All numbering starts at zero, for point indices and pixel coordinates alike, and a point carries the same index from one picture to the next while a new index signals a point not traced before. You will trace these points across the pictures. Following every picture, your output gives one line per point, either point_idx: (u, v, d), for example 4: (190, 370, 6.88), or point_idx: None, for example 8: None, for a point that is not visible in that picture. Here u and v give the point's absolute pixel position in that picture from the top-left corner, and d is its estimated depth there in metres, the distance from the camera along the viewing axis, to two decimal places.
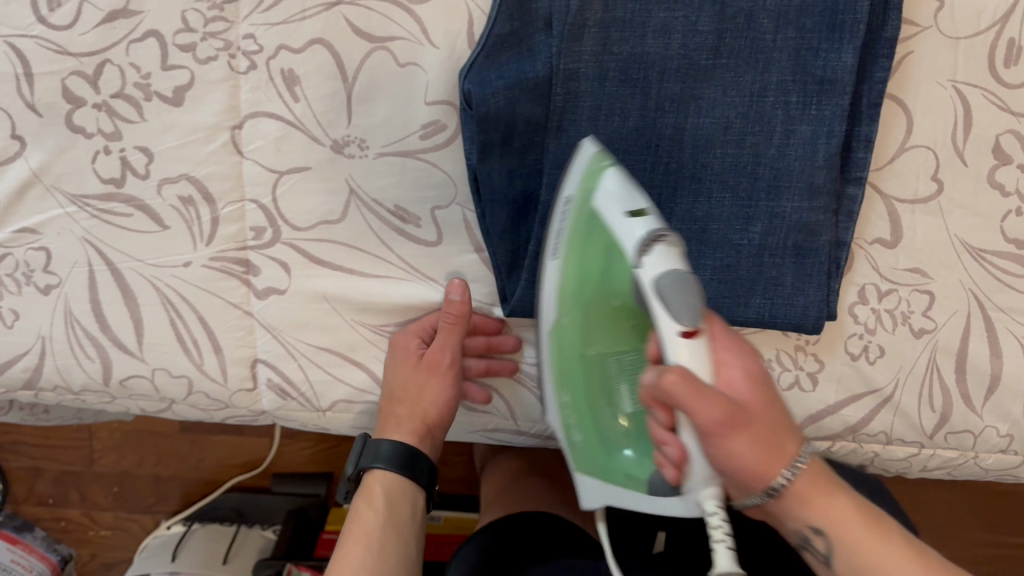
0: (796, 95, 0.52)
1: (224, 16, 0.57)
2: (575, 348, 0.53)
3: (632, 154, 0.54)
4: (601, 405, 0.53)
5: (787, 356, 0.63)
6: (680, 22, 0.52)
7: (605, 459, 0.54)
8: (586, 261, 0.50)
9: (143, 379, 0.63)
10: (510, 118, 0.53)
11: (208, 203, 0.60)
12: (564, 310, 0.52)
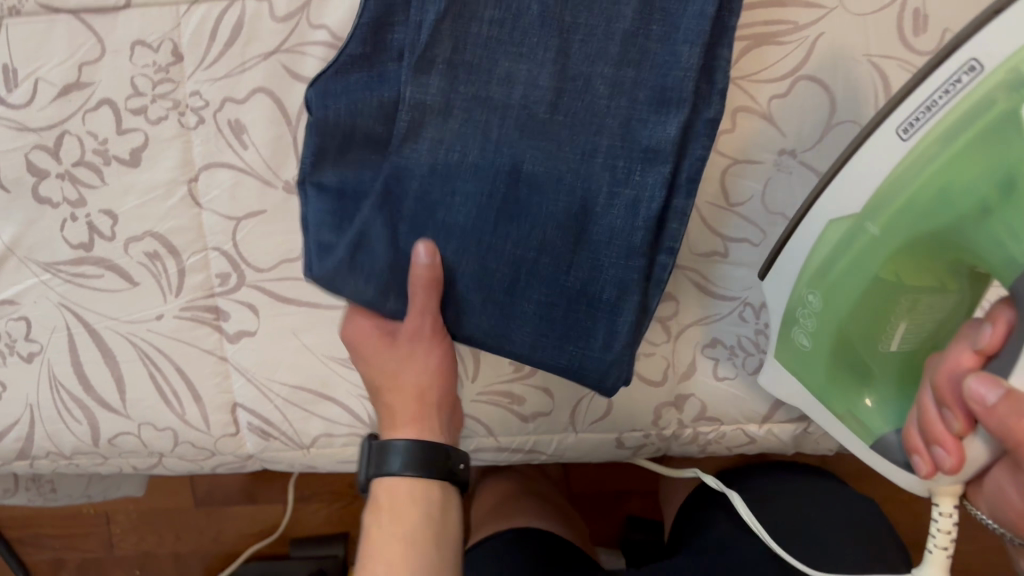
0: (623, 160, 0.53)
1: (170, 77, 0.60)
2: (844, 265, 0.51)
3: (469, 181, 0.54)
4: (856, 328, 0.53)
5: (749, 342, 0.65)
6: (522, 74, 0.52)
7: (827, 369, 0.57)
8: (939, 188, 0.45)
9: (131, 436, 0.66)
10: (349, 127, 0.55)
11: (173, 256, 0.62)
12: (882, 224, 0.48)
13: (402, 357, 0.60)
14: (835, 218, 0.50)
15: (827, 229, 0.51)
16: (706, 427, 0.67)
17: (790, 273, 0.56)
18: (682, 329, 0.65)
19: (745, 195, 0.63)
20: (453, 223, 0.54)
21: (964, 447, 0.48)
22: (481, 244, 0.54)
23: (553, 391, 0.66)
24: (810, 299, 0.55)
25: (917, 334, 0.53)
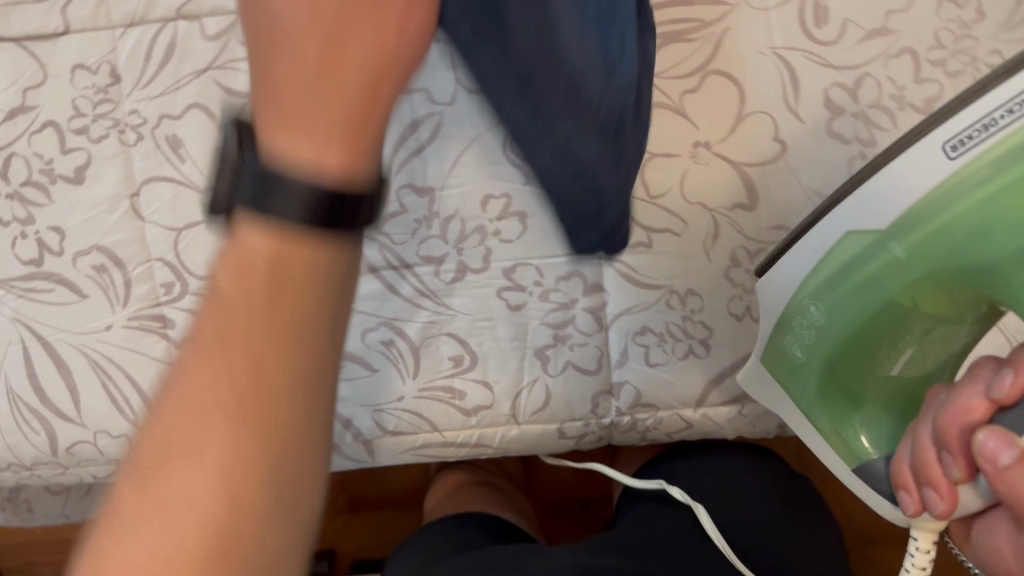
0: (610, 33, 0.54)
1: (110, 98, 0.64)
2: (855, 280, 0.49)
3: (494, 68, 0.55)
4: (862, 348, 0.51)
5: (677, 328, 0.67)
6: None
7: (820, 377, 0.55)
8: (964, 227, 0.41)
9: (86, 445, 0.67)
10: None
11: (120, 267, 0.65)
12: (904, 247, 0.45)
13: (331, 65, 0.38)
14: (855, 230, 0.47)
15: (844, 240, 0.48)
16: (644, 413, 0.69)
17: (795, 276, 0.53)
18: (612, 318, 0.67)
19: (662, 186, 0.65)
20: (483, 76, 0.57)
21: (958, 491, 0.43)
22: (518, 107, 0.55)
23: (491, 383, 0.68)
24: (812, 310, 0.52)
25: (920, 364, 0.50)
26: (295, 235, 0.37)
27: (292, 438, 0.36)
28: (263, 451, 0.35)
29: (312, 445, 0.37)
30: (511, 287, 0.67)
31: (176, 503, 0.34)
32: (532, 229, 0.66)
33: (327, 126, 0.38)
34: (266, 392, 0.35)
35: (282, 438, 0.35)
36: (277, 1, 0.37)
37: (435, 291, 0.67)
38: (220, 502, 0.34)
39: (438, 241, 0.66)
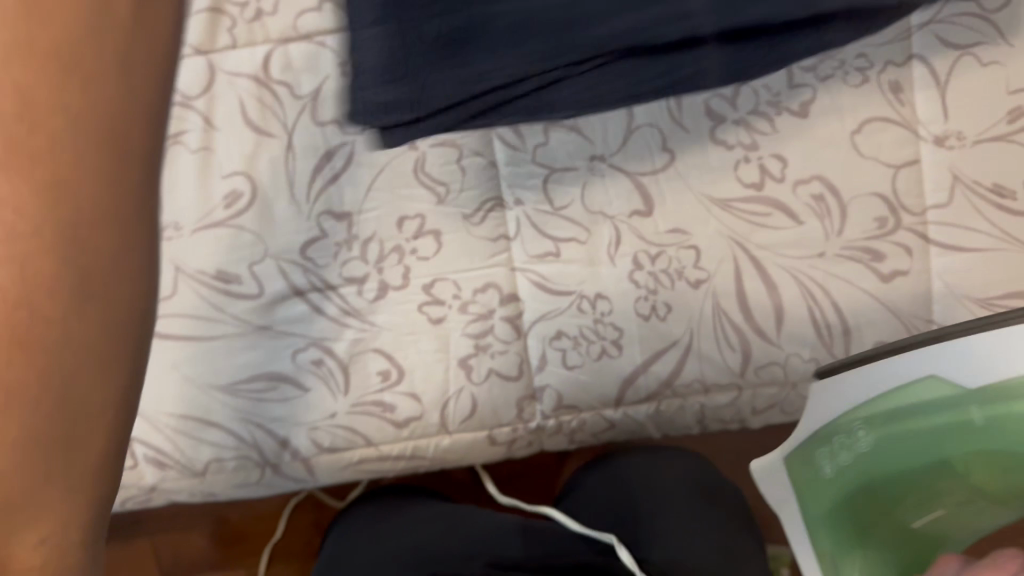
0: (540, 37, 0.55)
1: None
2: (934, 422, 0.45)
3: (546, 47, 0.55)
4: (904, 490, 0.48)
5: (590, 331, 0.71)
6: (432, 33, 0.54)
7: (834, 503, 0.50)
8: (1003, 430, 0.43)
9: None
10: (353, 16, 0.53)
11: None
12: (986, 418, 0.44)
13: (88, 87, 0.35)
14: (939, 375, 0.44)
15: (923, 380, 0.44)
16: (567, 415, 0.73)
17: (853, 396, 0.46)
18: (528, 326, 0.71)
19: (567, 199, 0.70)
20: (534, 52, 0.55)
21: None
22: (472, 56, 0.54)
23: (420, 395, 0.72)
24: (859, 434, 0.47)
25: (945, 514, 0.48)
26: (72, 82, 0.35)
27: (88, 147, 0.35)
28: (52, 165, 0.34)
29: (139, 139, 0.37)
30: (431, 301, 0.71)
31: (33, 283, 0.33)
32: (447, 245, 0.71)
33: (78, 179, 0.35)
34: (47, 117, 0.34)
35: (105, 139, 0.35)
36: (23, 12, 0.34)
37: (360, 309, 0.71)
38: (40, 242, 0.33)
39: (359, 262, 0.70)
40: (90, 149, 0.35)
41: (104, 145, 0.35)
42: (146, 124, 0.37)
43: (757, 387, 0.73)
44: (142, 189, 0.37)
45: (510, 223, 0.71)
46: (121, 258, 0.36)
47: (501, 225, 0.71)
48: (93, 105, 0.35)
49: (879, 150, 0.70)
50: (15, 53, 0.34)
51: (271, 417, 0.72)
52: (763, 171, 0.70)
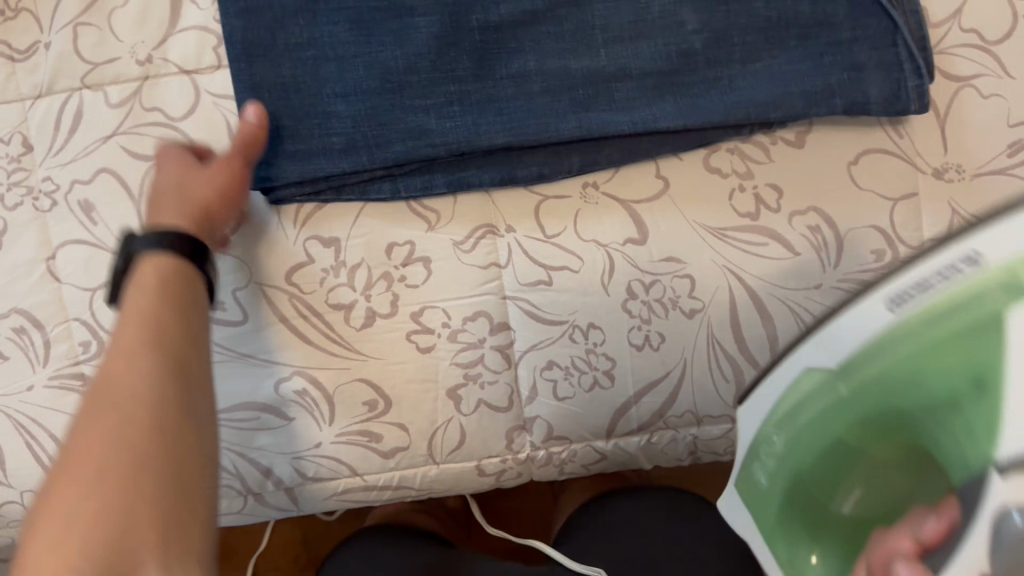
0: (453, 86, 0.67)
1: (22, 166, 0.66)
2: (817, 406, 0.43)
3: (447, 90, 0.67)
4: (812, 483, 0.45)
5: (581, 361, 0.69)
6: (351, 86, 0.66)
7: (776, 520, 0.47)
8: (883, 380, 0.41)
9: (16, 503, 0.71)
10: (284, 85, 0.66)
11: (39, 329, 0.67)
12: (854, 387, 0.42)
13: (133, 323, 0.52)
14: (812, 367, 0.43)
15: (800, 377, 0.43)
16: (557, 446, 0.72)
17: (762, 408, 0.45)
18: (519, 355, 0.70)
19: (559, 227, 0.69)
20: (445, 98, 0.67)
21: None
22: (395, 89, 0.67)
23: (408, 424, 0.71)
24: (773, 440, 0.46)
25: (879, 497, 0.42)
26: (185, 331, 0.54)
27: (155, 400, 0.48)
28: (193, 369, 0.52)
29: (193, 357, 0.53)
30: (420, 330, 0.69)
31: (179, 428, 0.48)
32: (436, 273, 0.69)
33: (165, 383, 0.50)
34: (112, 392, 0.49)
35: (183, 355, 0.52)
36: (128, 314, 0.53)
37: (346, 337, 0.69)
38: (153, 425, 0.47)
39: (347, 289, 0.69)
40: (159, 398, 0.49)
41: (177, 391, 0.50)
42: (202, 355, 0.54)
43: None
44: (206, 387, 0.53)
45: (502, 250, 0.69)
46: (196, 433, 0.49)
47: (492, 252, 0.69)
48: (149, 388, 0.49)
49: (875, 179, 0.69)
50: (121, 354, 0.50)
51: (256, 445, 0.71)
52: (759, 202, 0.68)
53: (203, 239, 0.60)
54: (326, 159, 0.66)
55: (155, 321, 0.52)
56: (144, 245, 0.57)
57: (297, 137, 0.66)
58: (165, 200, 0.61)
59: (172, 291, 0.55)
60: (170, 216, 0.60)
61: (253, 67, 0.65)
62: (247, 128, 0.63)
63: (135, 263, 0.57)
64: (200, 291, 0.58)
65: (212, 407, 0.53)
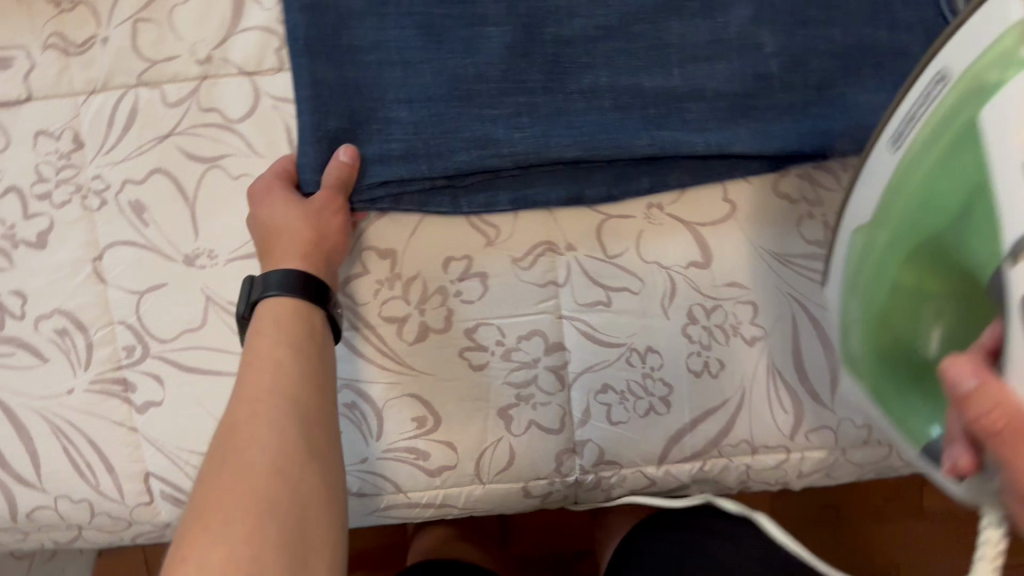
0: (520, 97, 0.65)
1: (72, 163, 0.64)
2: (887, 254, 0.48)
3: (512, 101, 0.65)
4: (889, 334, 0.49)
5: (637, 386, 0.67)
6: (413, 93, 0.64)
7: (870, 376, 0.51)
8: (921, 195, 0.46)
9: (49, 509, 0.68)
10: (344, 91, 0.64)
11: (81, 331, 0.65)
12: (882, 228, 0.48)
13: (270, 362, 0.54)
14: (859, 226, 0.51)
15: (852, 237, 0.52)
16: (607, 470, 0.70)
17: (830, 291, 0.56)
18: (573, 376, 0.68)
19: (620, 247, 0.67)
20: (512, 109, 0.65)
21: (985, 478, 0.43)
22: (461, 97, 0.64)
23: (456, 443, 0.69)
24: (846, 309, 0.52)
25: (955, 327, 0.46)
26: (310, 362, 0.55)
27: (285, 447, 0.49)
28: (322, 399, 0.55)
29: (319, 387, 0.55)
30: (473, 346, 0.68)
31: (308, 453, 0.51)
32: (492, 289, 0.67)
33: (293, 408, 0.52)
34: (242, 434, 0.50)
35: (315, 382, 0.55)
36: (261, 341, 0.55)
37: (398, 351, 0.67)
38: (285, 443, 0.50)
39: (400, 302, 0.67)
40: (287, 441, 0.50)
41: (304, 421, 0.52)
42: (327, 385, 0.56)
43: (806, 450, 0.70)
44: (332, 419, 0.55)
45: (560, 269, 0.67)
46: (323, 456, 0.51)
47: (551, 270, 0.67)
48: (276, 432, 0.50)
49: None
50: (248, 398, 0.52)
51: None
52: (828, 229, 0.67)
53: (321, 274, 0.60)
54: (383, 167, 0.64)
55: (277, 366, 0.54)
56: (275, 282, 0.58)
57: (359, 142, 0.64)
58: (279, 240, 0.61)
59: (298, 336, 0.56)
60: (288, 258, 0.60)
61: (314, 65, 0.63)
62: (343, 170, 0.63)
63: (257, 303, 0.59)
64: (325, 337, 0.59)
65: (338, 451, 0.54)
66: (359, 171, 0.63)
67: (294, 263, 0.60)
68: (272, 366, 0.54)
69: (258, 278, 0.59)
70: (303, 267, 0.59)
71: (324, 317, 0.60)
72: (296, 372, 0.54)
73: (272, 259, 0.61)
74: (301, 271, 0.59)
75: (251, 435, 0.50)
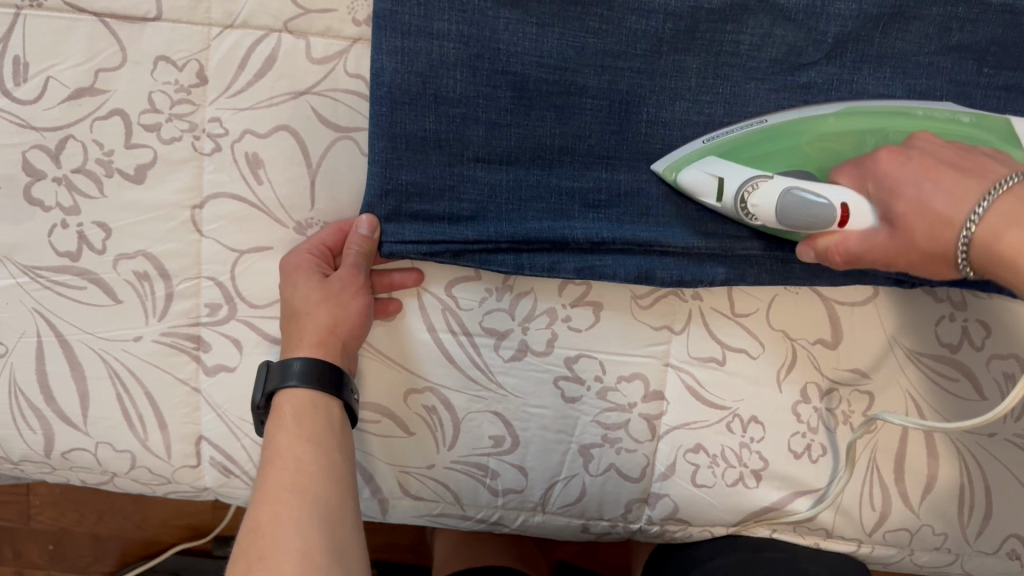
0: (608, 172, 0.60)
1: (191, 99, 0.58)
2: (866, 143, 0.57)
3: (598, 175, 0.60)
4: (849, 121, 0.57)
5: (732, 454, 0.64)
6: (495, 147, 0.59)
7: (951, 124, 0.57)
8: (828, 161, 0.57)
9: (85, 452, 0.63)
10: (420, 132, 0.58)
11: (163, 279, 0.60)
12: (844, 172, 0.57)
13: (288, 461, 0.53)
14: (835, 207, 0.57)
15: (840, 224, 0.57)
16: (674, 526, 0.67)
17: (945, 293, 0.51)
18: (665, 429, 0.64)
19: (750, 307, 0.64)
20: (596, 184, 0.59)
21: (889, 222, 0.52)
22: (544, 164, 0.59)
23: (529, 470, 0.65)
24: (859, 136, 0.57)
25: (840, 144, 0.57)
26: (329, 461, 0.54)
27: (309, 552, 0.48)
28: (347, 502, 0.53)
29: (340, 487, 0.53)
30: (570, 377, 0.64)
31: (331, 556, 0.48)
32: (605, 322, 0.63)
33: (311, 513, 0.50)
34: (265, 544, 0.48)
35: (339, 484, 0.53)
36: (277, 437, 0.54)
37: (491, 367, 0.63)
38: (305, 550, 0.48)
39: (505, 316, 0.63)
40: (309, 544, 0.48)
41: (324, 525, 0.50)
42: (348, 485, 0.54)
43: (877, 546, 0.67)
44: (357, 523, 0.53)
45: (681, 316, 0.64)
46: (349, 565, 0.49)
47: (669, 315, 0.64)
48: (300, 537, 0.48)
49: None
50: (270, 500, 0.51)
51: (366, 449, 0.65)
52: (965, 336, 0.64)
53: (341, 369, 0.58)
54: (450, 226, 0.59)
55: (299, 468, 0.53)
56: (294, 368, 0.56)
57: (425, 196, 0.59)
58: (300, 325, 0.58)
59: (319, 430, 0.55)
60: (304, 346, 0.57)
61: (395, 115, 0.57)
62: (363, 246, 0.58)
63: (273, 394, 0.57)
64: (345, 426, 0.57)
65: (364, 555, 0.52)
66: (377, 251, 0.59)
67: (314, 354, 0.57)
68: (291, 468, 0.53)
69: (275, 366, 0.57)
70: (320, 356, 0.57)
71: (343, 405, 0.58)
72: (311, 477, 0.52)
73: (289, 343, 0.58)
74: (320, 362, 0.56)
75: (276, 545, 0.48)
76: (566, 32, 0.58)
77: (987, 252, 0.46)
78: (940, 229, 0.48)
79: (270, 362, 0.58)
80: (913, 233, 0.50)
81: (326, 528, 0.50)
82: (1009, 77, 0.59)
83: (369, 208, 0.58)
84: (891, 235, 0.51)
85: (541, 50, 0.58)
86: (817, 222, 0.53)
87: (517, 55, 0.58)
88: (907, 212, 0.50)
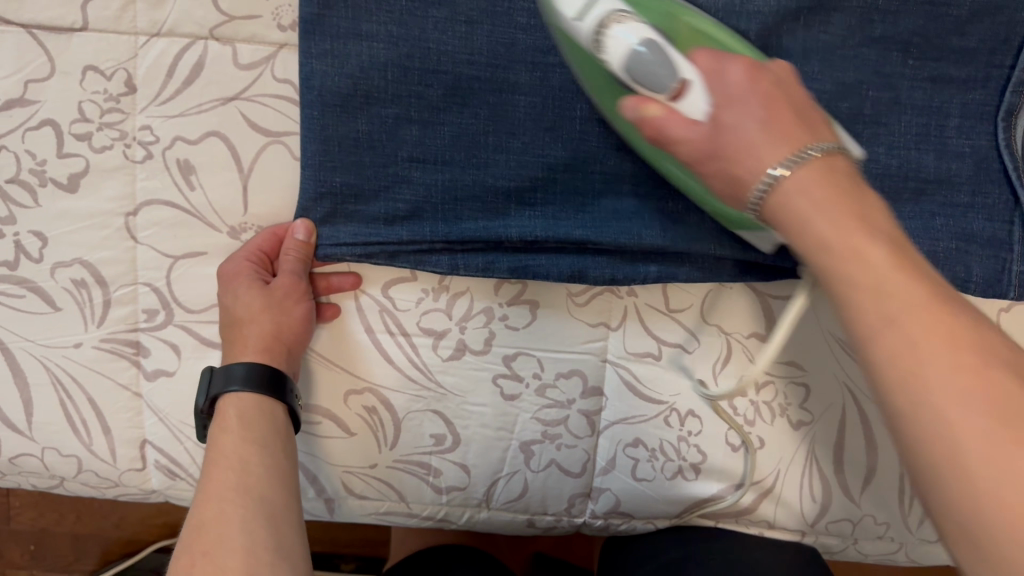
0: (542, 172, 0.60)
1: (121, 108, 0.59)
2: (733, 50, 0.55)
3: (534, 173, 0.60)
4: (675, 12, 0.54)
5: (670, 447, 0.65)
6: (429, 148, 0.59)
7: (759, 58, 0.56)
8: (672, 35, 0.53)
9: (33, 457, 0.64)
10: (351, 134, 0.58)
11: (100, 286, 0.61)
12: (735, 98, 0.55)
13: (233, 464, 0.53)
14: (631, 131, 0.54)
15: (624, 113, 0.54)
16: (618, 519, 0.68)
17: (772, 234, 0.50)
18: (605, 424, 0.65)
19: (684, 303, 0.64)
20: (532, 181, 0.60)
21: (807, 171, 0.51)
22: (477, 162, 0.59)
23: (471, 467, 0.66)
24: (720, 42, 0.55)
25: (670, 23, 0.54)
26: (274, 464, 0.54)
27: (254, 551, 0.47)
28: (291, 504, 0.53)
29: (286, 490, 0.53)
30: (509, 375, 0.64)
31: (272, 554, 0.48)
32: (542, 320, 0.64)
33: (254, 513, 0.50)
34: (207, 542, 0.48)
35: (283, 487, 0.53)
36: (222, 440, 0.54)
37: (430, 366, 0.64)
38: (246, 549, 0.47)
39: (442, 316, 0.63)
40: (253, 543, 0.48)
41: (267, 525, 0.50)
42: (293, 489, 0.54)
43: (820, 535, 0.68)
44: (303, 526, 0.53)
45: (616, 312, 0.64)
46: (292, 564, 0.49)
47: (605, 312, 0.64)
48: (245, 536, 0.48)
49: None
50: (214, 500, 0.50)
51: (310, 450, 0.66)
52: None
53: (285, 372, 0.59)
54: (385, 228, 0.59)
55: (242, 468, 0.52)
56: (236, 373, 0.56)
57: (361, 197, 0.59)
58: (240, 330, 0.59)
59: (264, 433, 0.55)
60: (247, 351, 0.58)
61: (326, 118, 0.58)
62: (300, 252, 0.59)
63: (216, 398, 0.57)
64: (289, 430, 0.57)
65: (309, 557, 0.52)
66: (315, 255, 0.60)
67: (256, 358, 0.58)
68: (236, 469, 0.52)
69: (217, 370, 0.57)
70: (264, 361, 0.57)
71: (287, 409, 0.58)
72: (257, 480, 0.52)
73: (230, 351, 0.59)
74: (262, 366, 0.57)
75: (218, 544, 0.47)
76: (496, 29, 0.58)
77: (784, 215, 0.44)
78: (755, 155, 0.46)
79: (212, 367, 0.58)
80: (728, 151, 0.47)
81: (269, 528, 0.49)
82: (933, 68, 0.59)
83: (302, 213, 0.59)
84: (710, 135, 0.48)
85: (472, 48, 0.58)
86: (654, 81, 0.49)
87: (447, 54, 0.58)
88: (734, 134, 0.47)
